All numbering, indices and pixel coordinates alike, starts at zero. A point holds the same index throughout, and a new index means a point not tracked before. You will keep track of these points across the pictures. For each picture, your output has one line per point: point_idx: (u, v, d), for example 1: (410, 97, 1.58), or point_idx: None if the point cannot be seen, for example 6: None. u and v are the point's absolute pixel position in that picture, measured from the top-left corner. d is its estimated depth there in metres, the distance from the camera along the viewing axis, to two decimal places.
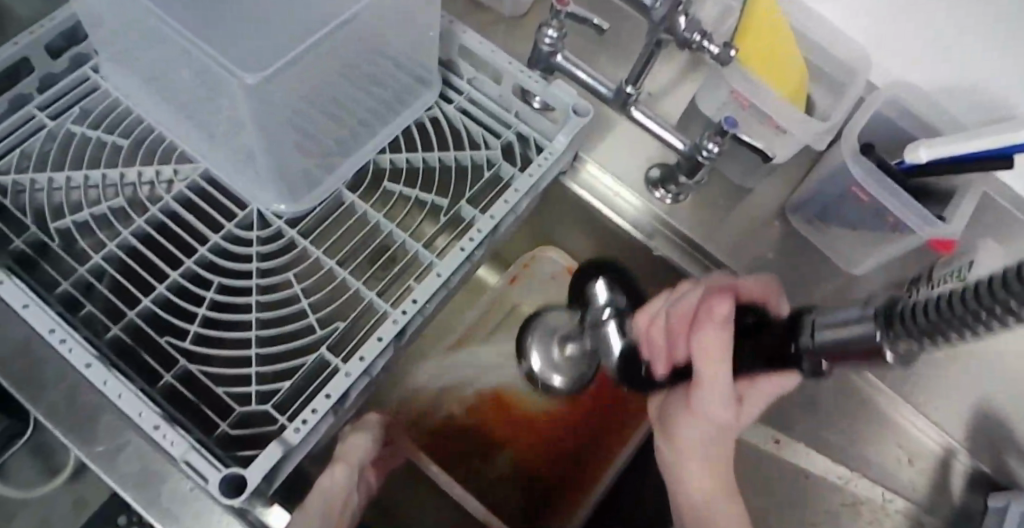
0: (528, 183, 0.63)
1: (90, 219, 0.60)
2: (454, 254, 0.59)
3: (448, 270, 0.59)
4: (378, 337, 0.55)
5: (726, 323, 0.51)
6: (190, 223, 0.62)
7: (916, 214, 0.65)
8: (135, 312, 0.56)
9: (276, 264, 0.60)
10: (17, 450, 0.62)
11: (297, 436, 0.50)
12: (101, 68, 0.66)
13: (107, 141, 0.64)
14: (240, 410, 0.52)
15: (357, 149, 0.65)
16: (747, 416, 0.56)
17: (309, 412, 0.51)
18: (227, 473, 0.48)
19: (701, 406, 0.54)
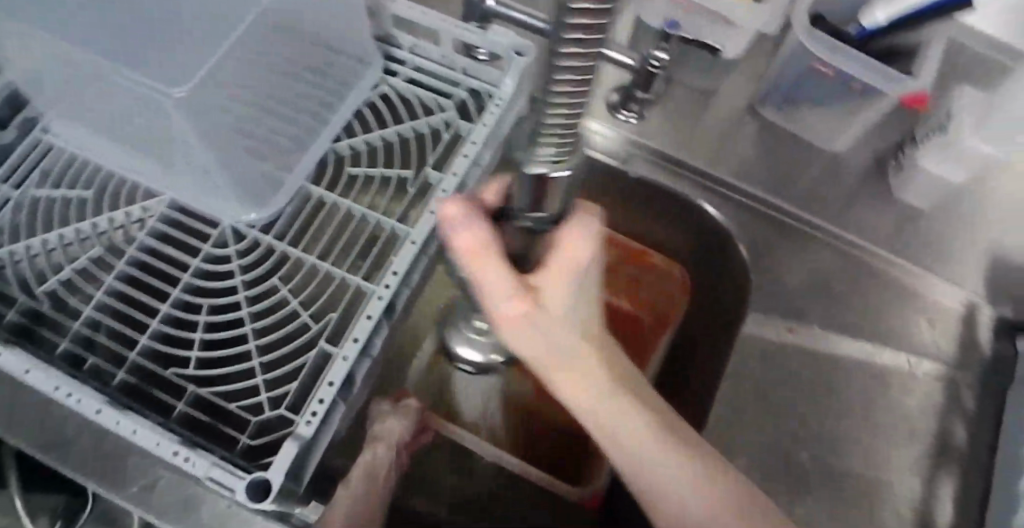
0: (483, 133, 0.64)
1: (73, 275, 0.60)
2: (426, 218, 0.60)
3: (422, 235, 0.59)
4: (368, 316, 0.55)
5: (471, 220, 0.47)
6: (168, 255, 0.62)
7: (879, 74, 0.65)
8: (135, 353, 0.56)
9: (258, 274, 0.60)
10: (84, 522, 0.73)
11: (310, 429, 0.50)
12: (50, 127, 0.64)
13: (74, 197, 0.63)
14: (255, 419, 0.52)
15: (313, 141, 0.65)
16: (556, 301, 0.49)
17: (318, 403, 0.51)
18: (254, 481, 0.48)
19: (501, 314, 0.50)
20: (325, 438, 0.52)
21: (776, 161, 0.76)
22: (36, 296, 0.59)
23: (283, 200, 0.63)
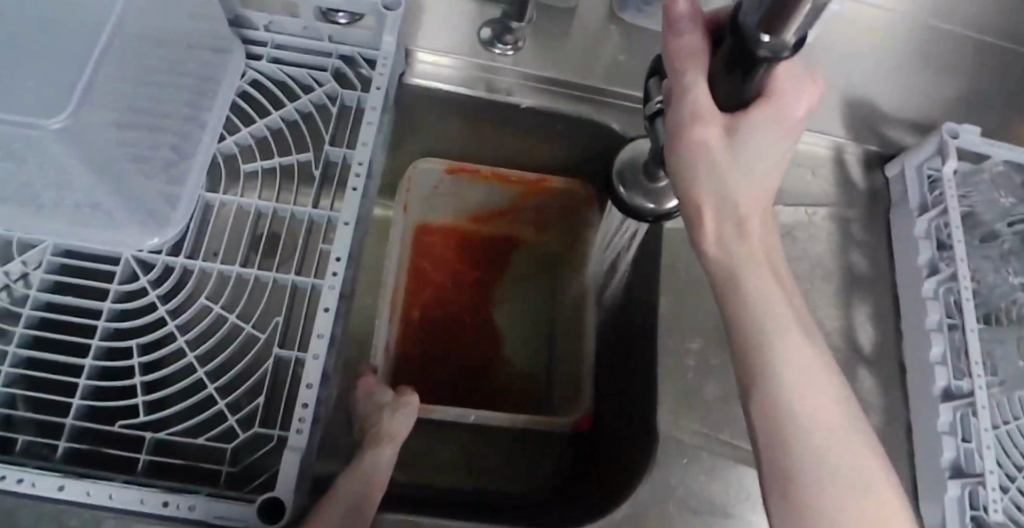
0: (382, 99, 0.54)
1: (250, 140, 0.55)
2: (363, 134, 0.53)
3: (369, 158, 0.52)
4: (325, 309, 0.47)
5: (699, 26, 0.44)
6: (294, 142, 0.56)
7: (931, 215, 0.59)
8: (182, 267, 0.51)
9: (137, 304, 0.50)
10: (18, 382, 0.48)
11: (300, 438, 0.44)
12: (264, 20, 0.58)
13: (263, 85, 0.57)
14: (218, 403, 0.47)
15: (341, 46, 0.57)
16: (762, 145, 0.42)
17: (318, 340, 0.47)
18: (263, 497, 0.43)
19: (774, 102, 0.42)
20: (314, 443, 0.46)
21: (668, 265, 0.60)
22: (226, 153, 0.55)
23: (183, 218, 0.52)
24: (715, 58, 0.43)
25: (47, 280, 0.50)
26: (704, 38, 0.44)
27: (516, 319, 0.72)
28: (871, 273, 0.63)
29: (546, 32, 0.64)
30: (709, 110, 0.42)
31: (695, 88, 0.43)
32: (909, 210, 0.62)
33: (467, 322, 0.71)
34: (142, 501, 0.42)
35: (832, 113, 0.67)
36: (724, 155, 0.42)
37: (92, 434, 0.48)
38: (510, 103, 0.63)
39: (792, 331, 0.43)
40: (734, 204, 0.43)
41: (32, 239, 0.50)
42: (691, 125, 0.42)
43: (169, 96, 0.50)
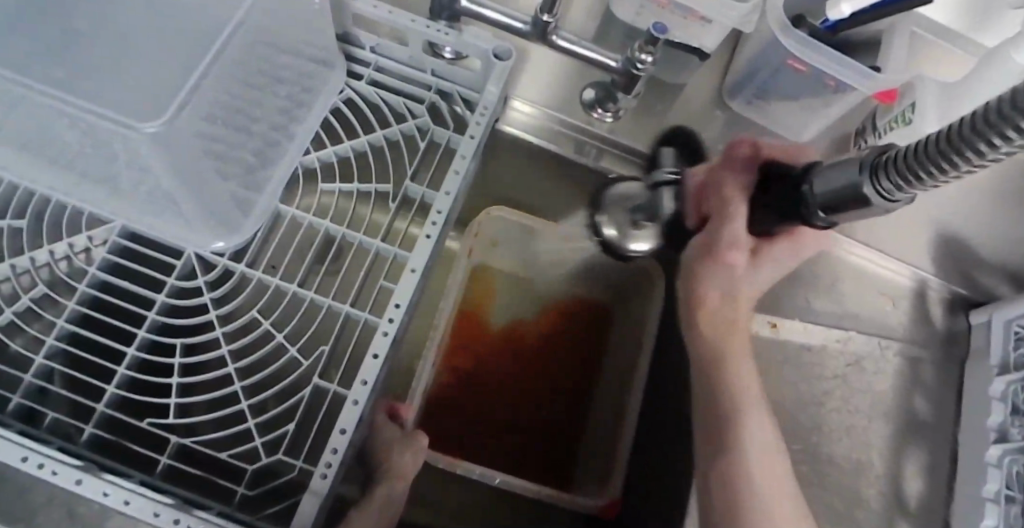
0: (472, 147, 0.53)
1: (334, 158, 0.54)
2: (448, 179, 0.51)
3: (449, 206, 0.50)
4: (373, 355, 0.46)
5: (749, 169, 0.48)
6: (375, 169, 0.55)
7: (1015, 380, 0.55)
8: (241, 275, 0.50)
9: (188, 304, 0.49)
10: (60, 357, 0.48)
11: (322, 484, 0.43)
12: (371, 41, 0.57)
13: (359, 105, 0.56)
14: (248, 425, 0.46)
15: (442, 82, 0.56)
16: (771, 271, 0.49)
17: (360, 385, 0.45)
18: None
19: (802, 245, 0.48)
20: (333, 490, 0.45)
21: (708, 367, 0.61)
22: (309, 166, 0.54)
23: (254, 226, 0.51)
24: (756, 196, 0.46)
25: (108, 259, 0.50)
26: (750, 177, 0.48)
27: (549, 384, 0.70)
28: (935, 422, 0.60)
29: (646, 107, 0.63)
30: (743, 241, 0.48)
31: (732, 218, 0.47)
32: (991, 367, 0.58)
33: (499, 378, 0.70)
34: (155, 514, 0.42)
35: (923, 247, 0.64)
36: (745, 272, 0.49)
37: (119, 425, 0.47)
38: (598, 169, 0.62)
39: (757, 412, 0.51)
40: (726, 309, 0.51)
41: (104, 216, 0.50)
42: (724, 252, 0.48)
43: (268, 104, 0.50)
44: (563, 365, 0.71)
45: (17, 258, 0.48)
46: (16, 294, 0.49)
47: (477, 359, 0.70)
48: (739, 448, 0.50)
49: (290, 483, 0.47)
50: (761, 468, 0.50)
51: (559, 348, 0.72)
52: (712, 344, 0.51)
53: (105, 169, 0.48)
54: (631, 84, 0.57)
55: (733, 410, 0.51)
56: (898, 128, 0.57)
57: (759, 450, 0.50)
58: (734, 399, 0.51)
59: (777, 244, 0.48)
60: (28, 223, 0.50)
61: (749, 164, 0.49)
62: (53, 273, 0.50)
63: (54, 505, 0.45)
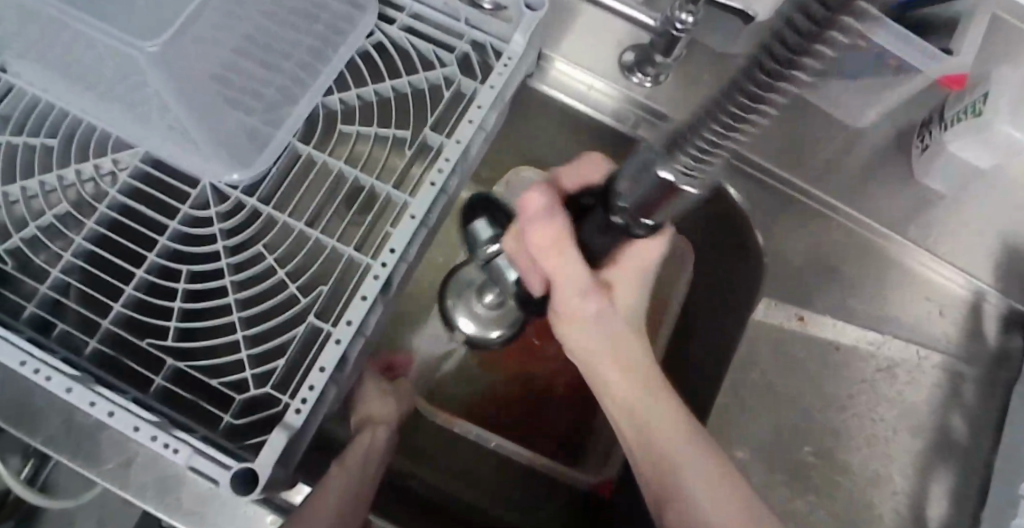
0: (491, 97, 0.51)
1: (356, 100, 0.54)
2: (462, 128, 0.50)
3: (459, 154, 0.49)
4: (362, 296, 0.46)
5: (551, 210, 0.49)
6: (395, 114, 0.54)
7: None
8: (252, 209, 0.51)
9: (199, 233, 0.50)
10: (75, 273, 0.50)
11: (297, 420, 0.43)
12: None
13: (388, 49, 0.55)
14: (239, 355, 0.47)
15: (472, 31, 0.55)
16: (632, 262, 0.52)
17: (345, 324, 0.45)
18: (241, 465, 0.42)
19: (622, 283, 0.53)
20: (310, 427, 0.45)
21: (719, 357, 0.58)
22: (331, 105, 0.54)
23: (269, 160, 0.51)
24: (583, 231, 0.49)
25: (131, 184, 0.51)
26: (548, 194, 0.49)
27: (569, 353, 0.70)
28: (967, 443, 0.55)
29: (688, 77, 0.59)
30: (585, 287, 0.51)
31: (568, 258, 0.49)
32: None
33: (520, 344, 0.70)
34: (136, 429, 0.43)
35: (983, 252, 0.57)
36: (597, 324, 0.52)
37: (123, 343, 0.48)
38: (633, 137, 0.59)
39: (675, 412, 0.53)
40: (620, 314, 0.53)
41: (128, 140, 0.51)
42: (571, 320, 0.53)
43: (284, 38, 0.51)
44: None
45: (45, 175, 0.50)
46: (42, 211, 0.50)
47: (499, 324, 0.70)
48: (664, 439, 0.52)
49: (275, 416, 0.47)
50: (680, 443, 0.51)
51: None
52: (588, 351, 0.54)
53: (124, 89, 0.49)
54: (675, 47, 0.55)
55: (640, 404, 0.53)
56: (969, 119, 0.51)
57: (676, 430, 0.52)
58: (651, 405, 0.53)
59: (620, 256, 0.51)
60: (58, 141, 0.51)
61: (551, 210, 0.49)
62: (79, 194, 0.51)
63: (54, 411, 0.47)
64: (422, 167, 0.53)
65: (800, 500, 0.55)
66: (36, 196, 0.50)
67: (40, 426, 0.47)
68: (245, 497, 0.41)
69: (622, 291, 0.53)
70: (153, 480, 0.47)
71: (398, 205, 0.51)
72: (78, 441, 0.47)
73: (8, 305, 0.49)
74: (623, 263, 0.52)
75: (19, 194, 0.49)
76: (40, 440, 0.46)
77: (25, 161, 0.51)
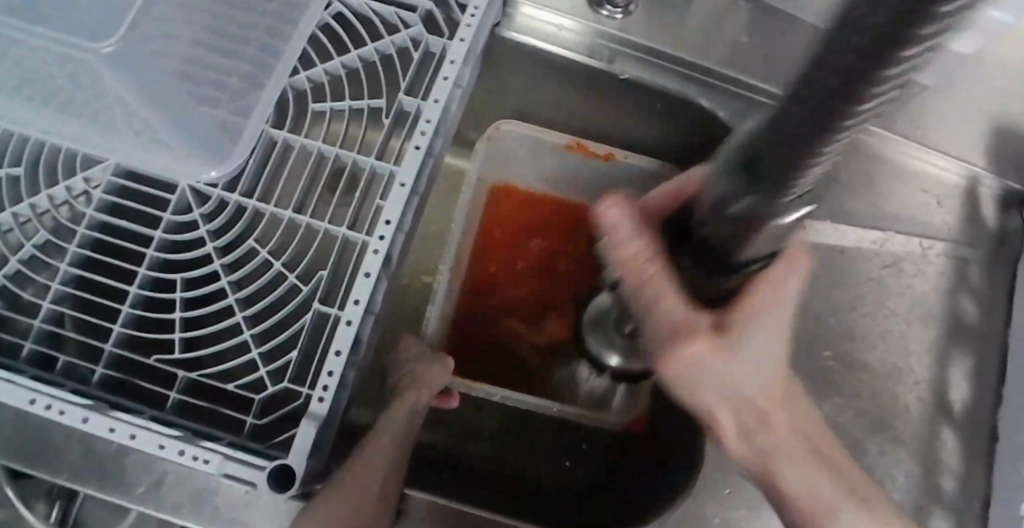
0: (462, 50, 0.51)
1: (324, 76, 0.52)
2: (438, 88, 0.49)
3: (438, 113, 0.49)
4: (366, 274, 0.45)
5: (643, 224, 0.42)
6: (367, 86, 0.52)
7: None
8: (233, 205, 0.49)
9: (185, 238, 0.48)
10: (66, 301, 0.48)
11: (322, 409, 0.42)
12: None
13: (350, 19, 0.53)
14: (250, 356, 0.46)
15: None
16: (782, 302, 0.40)
17: (353, 304, 0.44)
18: (275, 463, 0.41)
19: (753, 311, 0.39)
20: (337, 414, 0.44)
21: None
22: (298, 85, 0.52)
23: (244, 153, 0.49)
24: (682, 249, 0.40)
25: (106, 200, 0.49)
26: (635, 218, 0.42)
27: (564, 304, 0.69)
28: (982, 325, 0.56)
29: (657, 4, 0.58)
30: (678, 321, 0.39)
31: (665, 289, 0.39)
32: None
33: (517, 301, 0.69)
34: (161, 446, 0.42)
35: (973, 137, 0.58)
36: (719, 373, 0.39)
37: (130, 363, 0.47)
38: (611, 72, 0.58)
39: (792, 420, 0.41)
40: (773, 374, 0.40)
41: (97, 155, 0.49)
42: (671, 357, 0.40)
43: (245, 38, 0.51)
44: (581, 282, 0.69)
45: (17, 205, 0.48)
46: (21, 243, 0.48)
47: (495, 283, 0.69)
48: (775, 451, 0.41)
49: (297, 410, 0.46)
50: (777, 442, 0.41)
51: (576, 267, 0.70)
52: (721, 388, 0.39)
53: (98, 108, 0.50)
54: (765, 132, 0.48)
55: (738, 424, 0.41)
56: None
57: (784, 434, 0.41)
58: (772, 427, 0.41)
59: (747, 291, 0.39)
60: (24, 168, 0.48)
61: (637, 229, 0.42)
62: (56, 219, 0.49)
63: (73, 443, 0.46)
64: (402, 136, 0.51)
65: (827, 409, 0.54)
66: (10, 228, 0.48)
67: (63, 461, 0.45)
68: (285, 493, 0.41)
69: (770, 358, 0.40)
70: (187, 496, 0.46)
71: (385, 177, 0.50)
72: (103, 472, 0.46)
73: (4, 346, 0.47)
74: (749, 305, 0.39)
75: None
76: (66, 476, 0.45)
77: None
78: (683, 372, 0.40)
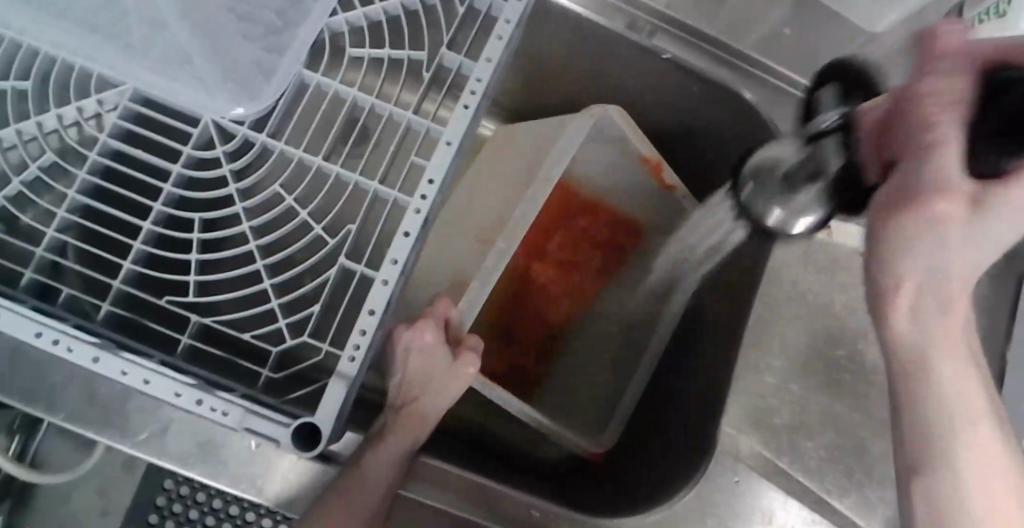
0: (517, 11, 0.49)
1: (364, 21, 0.49)
2: (489, 47, 0.49)
3: (488, 75, 0.48)
4: (404, 233, 0.44)
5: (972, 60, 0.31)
6: (408, 35, 0.50)
7: None
8: (260, 147, 0.47)
9: (206, 177, 0.45)
10: (72, 230, 0.45)
11: (353, 369, 0.42)
12: None
13: None
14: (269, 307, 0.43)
15: None
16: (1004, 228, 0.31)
17: (391, 263, 0.44)
18: (300, 422, 0.41)
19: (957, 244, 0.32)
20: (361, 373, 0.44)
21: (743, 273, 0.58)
22: (337, 28, 0.49)
23: (274, 93, 0.47)
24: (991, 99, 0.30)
25: (122, 127, 0.45)
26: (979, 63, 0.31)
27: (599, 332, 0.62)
28: (985, 339, 0.57)
29: None
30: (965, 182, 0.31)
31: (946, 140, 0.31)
32: None
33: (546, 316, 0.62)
34: (178, 395, 0.40)
35: None
36: (984, 237, 0.32)
37: (138, 301, 0.44)
38: (650, 48, 0.56)
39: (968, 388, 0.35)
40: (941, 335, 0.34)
41: (113, 78, 0.46)
42: (894, 267, 0.33)
43: None
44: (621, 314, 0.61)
45: (22, 123, 0.44)
46: (25, 163, 0.45)
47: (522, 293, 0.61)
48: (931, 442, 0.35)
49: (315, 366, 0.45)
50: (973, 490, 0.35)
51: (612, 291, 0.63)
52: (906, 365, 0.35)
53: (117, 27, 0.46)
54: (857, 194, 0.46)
55: (911, 411, 0.36)
56: (990, 23, 0.45)
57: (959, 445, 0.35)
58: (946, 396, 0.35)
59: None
60: (33, 83, 0.45)
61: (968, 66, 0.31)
62: (63, 141, 0.45)
63: (75, 380, 0.43)
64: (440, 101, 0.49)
65: (836, 407, 0.54)
66: (13, 146, 0.45)
67: (62, 397, 0.43)
68: (312, 451, 0.41)
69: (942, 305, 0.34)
70: (193, 446, 0.44)
71: (421, 134, 0.48)
72: (104, 413, 0.43)
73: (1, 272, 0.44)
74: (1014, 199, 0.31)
75: None
76: (63, 415, 0.43)
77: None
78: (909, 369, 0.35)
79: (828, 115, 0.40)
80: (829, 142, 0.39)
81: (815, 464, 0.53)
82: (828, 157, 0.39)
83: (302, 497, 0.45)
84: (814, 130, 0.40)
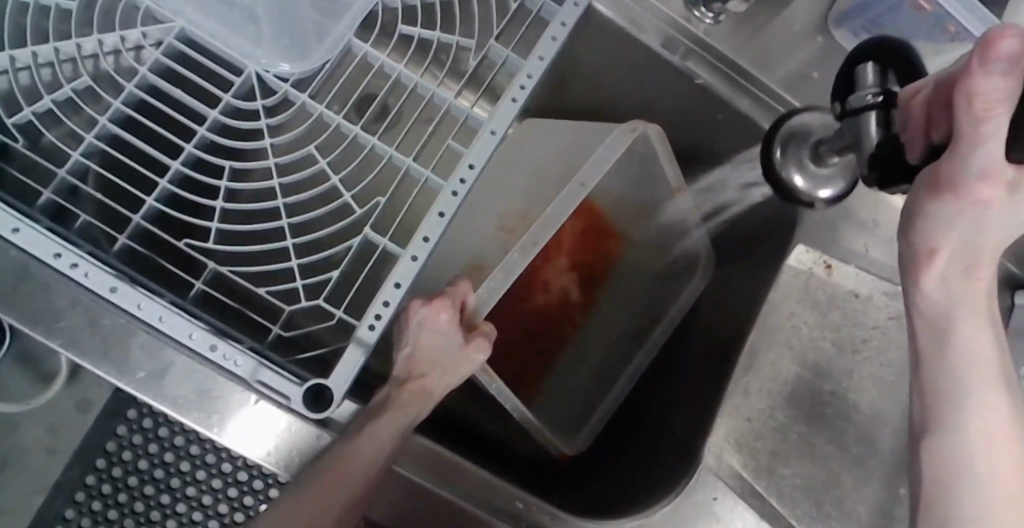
0: (574, 15, 0.50)
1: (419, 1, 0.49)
2: (543, 44, 0.49)
3: (540, 72, 0.48)
4: (439, 213, 0.45)
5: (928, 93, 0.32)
6: (459, 22, 0.50)
7: None
8: (302, 106, 0.47)
9: (241, 126, 0.45)
10: (97, 159, 0.44)
11: (371, 337, 0.42)
12: None
13: None
14: (289, 265, 0.43)
15: None
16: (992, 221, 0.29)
17: (421, 241, 0.44)
18: (311, 383, 0.41)
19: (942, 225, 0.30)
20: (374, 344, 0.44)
21: (745, 301, 0.60)
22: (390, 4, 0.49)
23: (321, 57, 0.47)
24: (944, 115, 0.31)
25: (162, 63, 0.45)
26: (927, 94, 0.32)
27: (594, 345, 0.62)
28: None
29: (749, 19, 0.57)
30: (1002, 166, 0.27)
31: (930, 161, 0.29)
32: None
33: (549, 322, 0.61)
34: (191, 336, 0.41)
35: None
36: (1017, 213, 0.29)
37: (156, 240, 0.44)
38: (685, 70, 0.57)
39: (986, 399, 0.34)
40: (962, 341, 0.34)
41: (163, 14, 0.45)
42: (930, 234, 0.31)
43: None
44: (615, 325, 0.63)
45: (61, 42, 0.43)
46: (57, 83, 0.44)
47: (532, 293, 0.60)
48: (942, 410, 0.34)
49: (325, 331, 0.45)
50: (980, 459, 0.34)
51: (611, 305, 0.63)
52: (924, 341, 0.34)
53: None
54: (853, 172, 0.49)
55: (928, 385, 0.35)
56: None
57: (969, 413, 0.34)
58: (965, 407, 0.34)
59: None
60: (78, 3, 0.44)
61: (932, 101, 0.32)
62: (99, 68, 0.45)
63: (78, 308, 0.42)
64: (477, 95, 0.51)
65: (815, 438, 0.56)
66: (48, 64, 0.44)
67: (64, 323, 0.42)
68: (319, 413, 0.41)
69: (968, 320, 0.33)
70: (190, 393, 0.43)
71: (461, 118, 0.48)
72: (104, 347, 0.43)
73: (20, 190, 0.43)
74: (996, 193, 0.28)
75: (31, 60, 0.43)
76: (61, 341, 0.42)
77: (38, 24, 0.44)
78: (932, 332, 0.34)
79: (869, 89, 0.36)
80: (867, 117, 0.35)
81: (790, 492, 0.54)
82: (868, 129, 0.35)
83: (292, 459, 0.44)
84: (852, 105, 0.36)
